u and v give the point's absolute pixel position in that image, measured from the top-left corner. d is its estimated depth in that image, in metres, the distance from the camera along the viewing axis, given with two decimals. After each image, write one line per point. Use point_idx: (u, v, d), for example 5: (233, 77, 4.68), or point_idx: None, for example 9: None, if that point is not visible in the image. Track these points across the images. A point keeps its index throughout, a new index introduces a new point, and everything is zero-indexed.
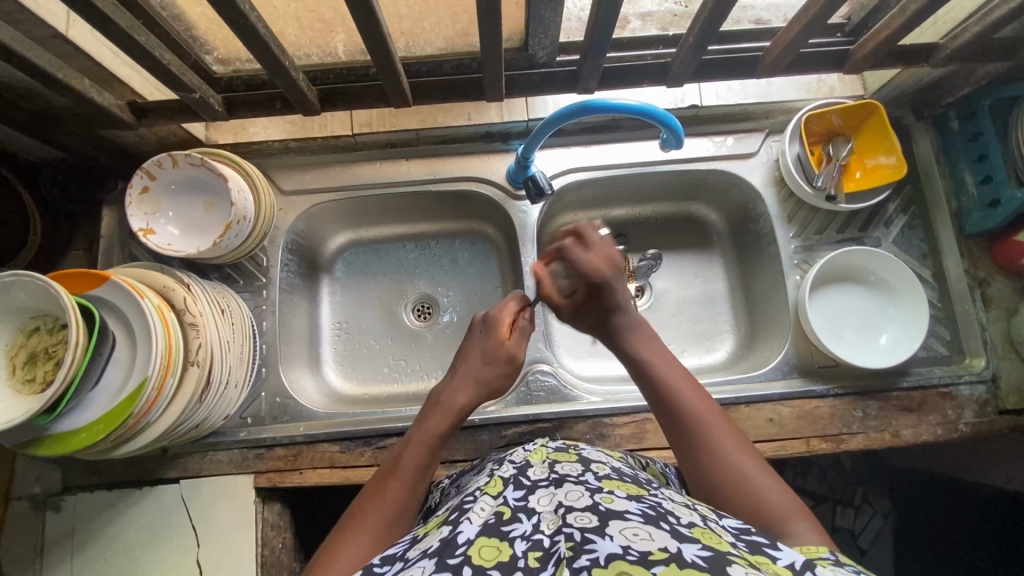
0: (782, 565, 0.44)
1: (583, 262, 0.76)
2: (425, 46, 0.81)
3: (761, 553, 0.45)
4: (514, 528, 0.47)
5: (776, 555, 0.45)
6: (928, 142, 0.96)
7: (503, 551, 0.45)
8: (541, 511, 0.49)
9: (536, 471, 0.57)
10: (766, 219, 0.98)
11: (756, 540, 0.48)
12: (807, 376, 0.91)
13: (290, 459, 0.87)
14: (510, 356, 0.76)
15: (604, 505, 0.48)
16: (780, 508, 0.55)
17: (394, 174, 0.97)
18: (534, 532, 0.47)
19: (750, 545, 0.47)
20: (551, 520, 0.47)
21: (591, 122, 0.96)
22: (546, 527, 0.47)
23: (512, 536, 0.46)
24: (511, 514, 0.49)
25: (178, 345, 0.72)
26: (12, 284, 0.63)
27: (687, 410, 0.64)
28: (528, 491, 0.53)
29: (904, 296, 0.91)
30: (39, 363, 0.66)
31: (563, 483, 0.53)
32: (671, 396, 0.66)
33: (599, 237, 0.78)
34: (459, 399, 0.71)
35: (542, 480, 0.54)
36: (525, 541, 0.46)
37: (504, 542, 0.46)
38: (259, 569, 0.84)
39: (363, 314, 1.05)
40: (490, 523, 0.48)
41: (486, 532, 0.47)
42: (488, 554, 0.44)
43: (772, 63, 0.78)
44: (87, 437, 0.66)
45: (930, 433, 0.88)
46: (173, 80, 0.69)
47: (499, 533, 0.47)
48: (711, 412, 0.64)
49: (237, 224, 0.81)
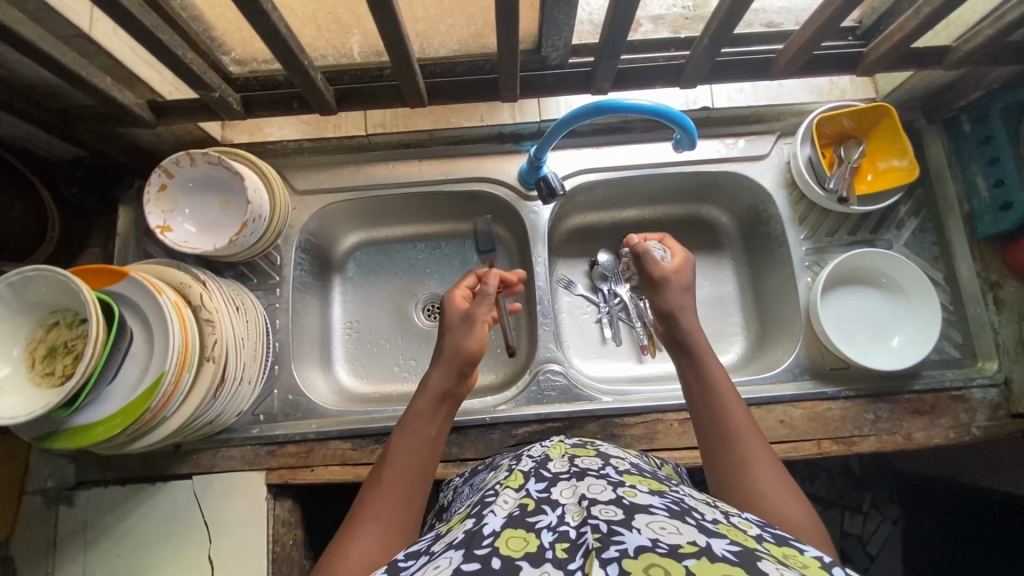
0: (809, 557, 0.44)
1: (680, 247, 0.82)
2: (439, 48, 0.82)
3: (787, 545, 0.46)
4: (538, 520, 0.48)
5: (804, 548, 0.46)
6: (940, 146, 0.96)
7: (530, 541, 0.45)
8: (565, 502, 0.49)
9: (556, 464, 0.57)
10: (777, 221, 0.98)
11: (782, 533, 0.49)
12: (818, 378, 0.91)
13: (302, 456, 0.88)
14: (467, 314, 0.74)
15: (627, 499, 0.48)
16: (795, 522, 0.55)
17: (407, 175, 0.98)
18: (559, 523, 0.47)
19: (776, 537, 0.47)
20: (576, 512, 0.48)
21: (603, 124, 0.97)
22: (570, 519, 0.47)
23: (538, 527, 0.47)
24: (534, 506, 0.49)
25: (194, 340, 0.72)
26: (33, 278, 0.64)
27: (723, 411, 0.65)
28: (550, 482, 0.53)
29: (915, 298, 0.91)
30: (57, 357, 0.66)
31: (584, 476, 0.53)
32: (708, 393, 0.68)
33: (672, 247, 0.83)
34: (432, 378, 0.71)
35: (563, 472, 0.55)
36: (551, 533, 0.46)
37: (530, 533, 0.46)
38: (270, 565, 0.85)
39: (374, 314, 1.06)
40: (516, 515, 0.48)
41: (512, 523, 0.47)
42: (516, 544, 0.45)
43: (785, 65, 0.78)
44: (104, 430, 0.67)
45: (942, 436, 0.87)
46: (194, 79, 0.70)
47: (525, 524, 0.47)
48: (744, 418, 0.65)
49: (252, 222, 0.82)
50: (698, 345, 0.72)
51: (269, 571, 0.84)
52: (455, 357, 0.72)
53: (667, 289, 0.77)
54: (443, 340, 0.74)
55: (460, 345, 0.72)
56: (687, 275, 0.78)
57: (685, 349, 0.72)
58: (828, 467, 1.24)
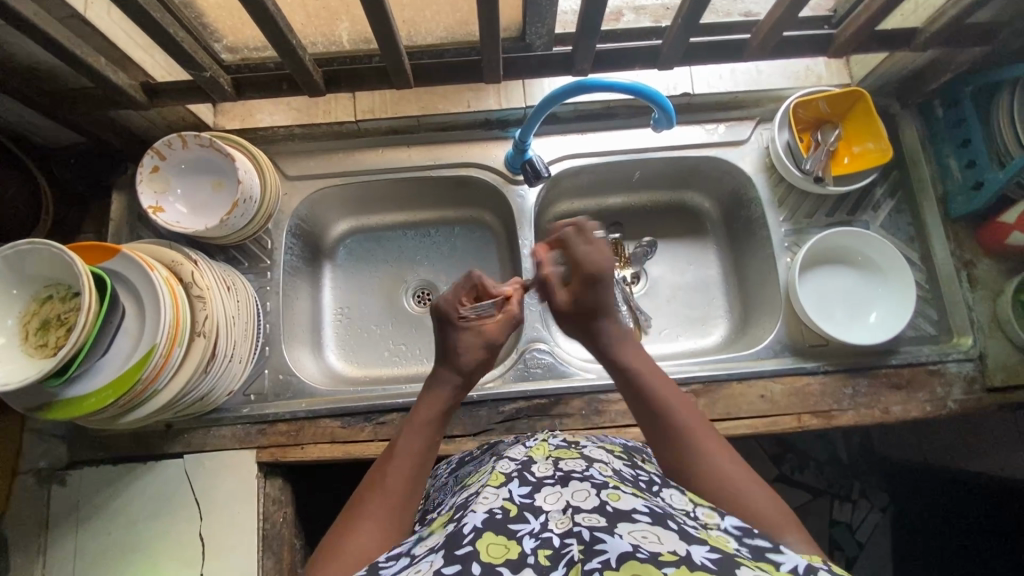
0: (785, 571, 0.46)
1: (584, 255, 0.77)
2: (426, 35, 0.85)
3: (765, 559, 0.48)
4: (521, 526, 0.49)
5: (780, 561, 0.48)
6: (913, 129, 0.99)
7: (511, 548, 0.47)
8: (548, 510, 0.51)
9: (540, 468, 0.58)
10: (756, 204, 1.00)
11: (760, 544, 0.51)
12: (797, 355, 0.93)
13: (291, 434, 0.89)
14: (488, 342, 0.76)
15: (611, 505, 0.50)
16: (767, 513, 0.59)
17: (395, 160, 1.00)
18: (542, 530, 0.49)
19: (753, 550, 0.49)
20: (560, 520, 0.49)
21: (586, 110, 1.00)
22: (554, 526, 0.49)
23: (520, 535, 0.48)
24: (517, 511, 0.51)
25: (185, 314, 0.74)
26: (28, 252, 0.66)
27: (677, 425, 0.67)
28: (534, 488, 0.54)
29: (891, 275, 0.94)
30: (51, 329, 0.68)
31: (569, 480, 0.54)
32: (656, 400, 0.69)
33: (586, 245, 0.77)
34: (441, 392, 0.73)
35: (547, 477, 0.56)
36: (533, 539, 0.48)
37: (511, 540, 0.48)
38: (260, 541, 0.86)
39: (364, 299, 1.08)
40: (497, 518, 0.50)
41: (491, 527, 0.49)
42: (496, 551, 0.47)
43: (759, 45, 0.81)
44: (96, 402, 0.68)
45: (919, 410, 0.89)
46: (186, 58, 0.71)
47: (506, 530, 0.49)
48: (701, 424, 0.67)
49: (243, 202, 0.84)
50: (641, 369, 0.73)
51: (259, 547, 0.86)
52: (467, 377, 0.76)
53: (577, 318, 0.77)
54: (461, 361, 0.75)
55: (474, 371, 0.76)
56: (588, 299, 0.76)
57: (627, 371, 0.73)
58: (815, 455, 1.27)
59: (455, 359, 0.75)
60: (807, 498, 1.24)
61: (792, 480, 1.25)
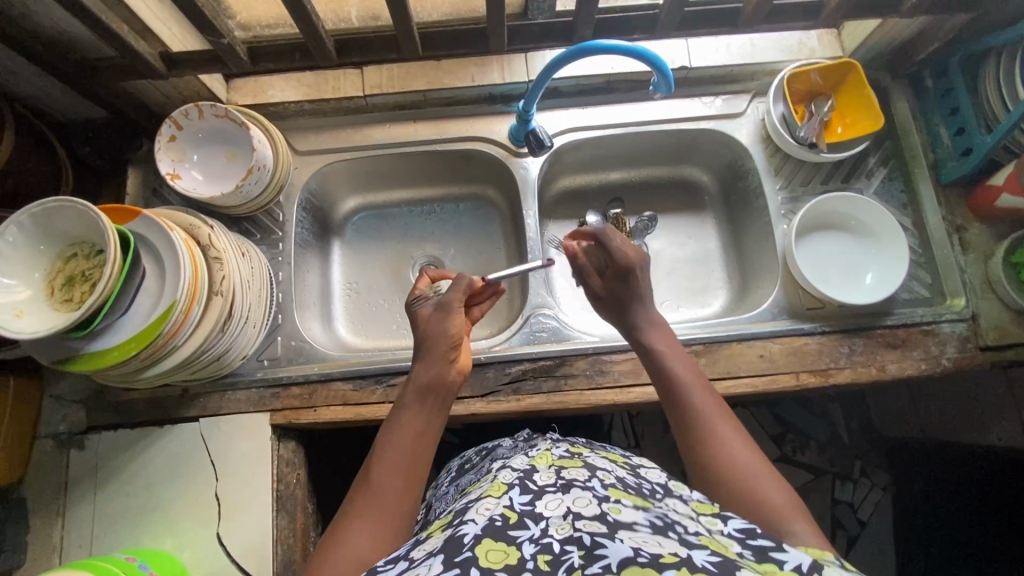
0: (788, 569, 0.47)
1: (617, 251, 0.81)
2: (432, 11, 0.89)
3: (769, 561, 0.48)
4: (520, 533, 0.51)
5: (783, 560, 0.48)
6: (904, 99, 1.02)
7: (510, 554, 0.48)
8: (549, 515, 0.52)
9: (542, 476, 0.59)
10: (753, 174, 1.04)
11: (762, 545, 0.51)
12: (795, 317, 0.95)
13: (305, 397, 0.92)
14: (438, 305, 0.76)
15: (611, 515, 0.51)
16: (778, 508, 0.59)
17: (401, 135, 1.03)
18: (542, 536, 0.50)
19: (757, 552, 0.49)
20: (560, 525, 0.50)
21: (585, 84, 1.04)
22: (555, 532, 0.50)
23: (520, 540, 0.50)
24: (517, 518, 0.52)
25: (202, 275, 0.77)
26: (53, 210, 0.69)
27: (702, 420, 0.67)
28: (535, 495, 0.56)
29: (882, 237, 0.97)
30: (75, 284, 0.70)
31: (570, 488, 0.56)
32: (683, 389, 0.70)
33: (619, 241, 0.82)
34: (418, 367, 0.74)
35: (549, 485, 0.57)
36: (533, 545, 0.49)
37: (511, 546, 0.49)
38: (274, 502, 0.88)
39: (373, 274, 1.11)
40: (496, 526, 0.52)
41: (491, 534, 0.51)
42: (495, 557, 0.48)
43: (751, 13, 0.84)
44: (118, 354, 0.70)
45: (915, 368, 0.92)
46: (206, 24, 0.75)
47: (506, 537, 0.50)
48: (723, 417, 0.67)
49: (257, 169, 0.87)
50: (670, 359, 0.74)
51: (272, 507, 0.88)
52: (433, 348, 0.74)
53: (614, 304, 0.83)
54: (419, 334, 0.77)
55: (434, 332, 0.75)
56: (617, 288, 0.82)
57: (654, 360, 0.75)
58: (818, 435, 1.29)
59: (420, 331, 0.77)
60: (811, 478, 1.26)
61: (794, 460, 1.27)
